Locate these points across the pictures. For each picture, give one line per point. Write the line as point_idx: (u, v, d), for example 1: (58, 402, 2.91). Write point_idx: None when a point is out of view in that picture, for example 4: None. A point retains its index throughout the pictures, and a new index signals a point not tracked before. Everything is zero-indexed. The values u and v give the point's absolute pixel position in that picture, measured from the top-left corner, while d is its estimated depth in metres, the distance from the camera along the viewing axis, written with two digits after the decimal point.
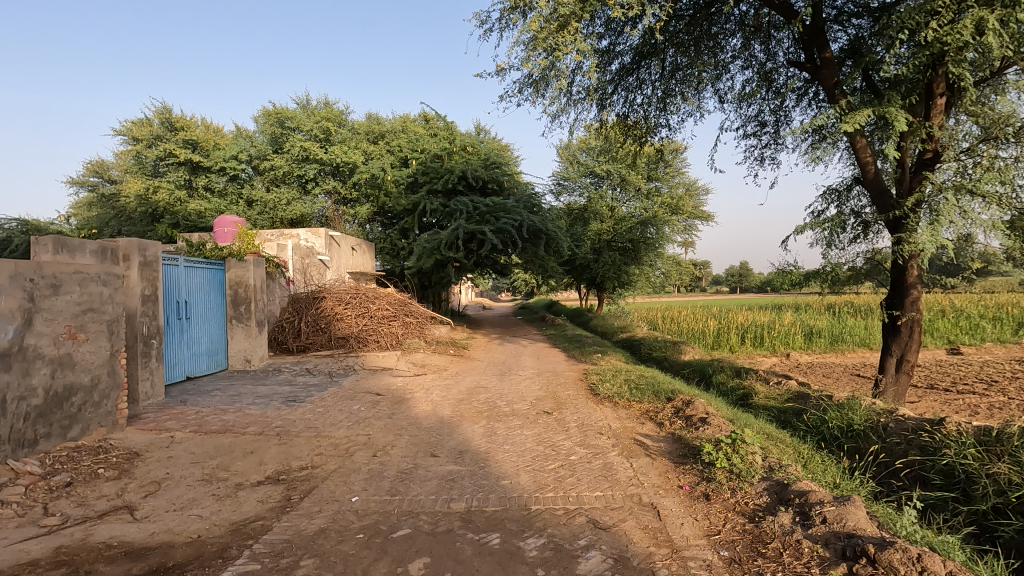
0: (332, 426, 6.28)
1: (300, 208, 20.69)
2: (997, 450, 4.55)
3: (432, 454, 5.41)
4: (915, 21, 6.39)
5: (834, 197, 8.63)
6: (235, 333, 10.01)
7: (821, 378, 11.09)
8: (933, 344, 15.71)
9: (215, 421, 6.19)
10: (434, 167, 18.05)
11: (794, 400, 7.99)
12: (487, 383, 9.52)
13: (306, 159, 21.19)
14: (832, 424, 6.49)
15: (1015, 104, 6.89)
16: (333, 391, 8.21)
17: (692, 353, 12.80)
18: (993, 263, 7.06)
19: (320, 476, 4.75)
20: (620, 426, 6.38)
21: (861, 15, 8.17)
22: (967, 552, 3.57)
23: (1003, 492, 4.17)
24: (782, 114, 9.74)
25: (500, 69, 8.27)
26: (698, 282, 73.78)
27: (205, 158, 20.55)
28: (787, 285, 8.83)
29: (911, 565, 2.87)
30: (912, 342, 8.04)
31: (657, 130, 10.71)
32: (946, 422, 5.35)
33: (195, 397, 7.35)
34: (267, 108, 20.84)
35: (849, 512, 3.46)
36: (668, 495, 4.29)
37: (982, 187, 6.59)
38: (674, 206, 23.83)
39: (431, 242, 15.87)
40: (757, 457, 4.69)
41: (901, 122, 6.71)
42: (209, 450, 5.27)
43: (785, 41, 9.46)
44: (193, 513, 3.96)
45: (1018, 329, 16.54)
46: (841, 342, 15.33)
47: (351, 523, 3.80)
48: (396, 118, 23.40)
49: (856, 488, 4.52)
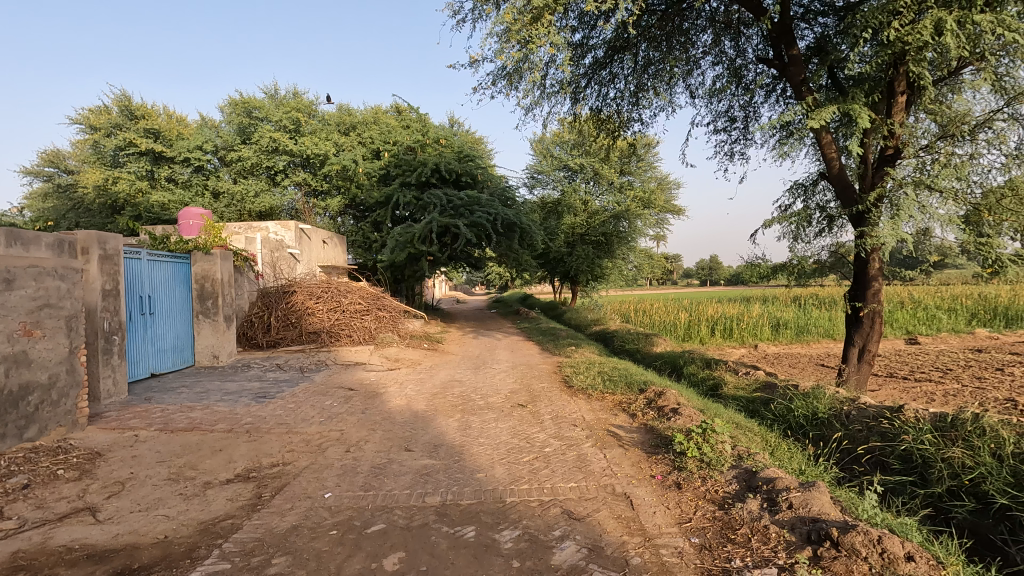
0: (305, 422, 6.18)
1: (268, 201, 20.08)
2: (952, 435, 4.73)
3: (406, 448, 5.38)
4: (878, 20, 6.54)
5: (801, 191, 8.90)
6: (201, 328, 9.73)
7: (787, 369, 11.37)
8: (892, 335, 16.41)
9: (181, 419, 6.03)
10: (407, 160, 17.68)
11: (761, 390, 8.21)
12: (462, 376, 9.50)
13: (275, 150, 20.62)
14: (798, 413, 6.69)
15: (970, 103, 7.19)
16: (304, 387, 8.06)
17: (664, 345, 13.02)
18: (949, 255, 7.36)
19: (292, 473, 4.68)
20: (594, 418, 6.44)
21: (827, 14, 8.32)
22: (924, 533, 3.73)
23: (957, 475, 4.36)
24: (751, 110, 9.92)
25: (473, 61, 8.17)
26: (668, 277, 75.00)
27: (168, 148, 20.04)
28: (755, 277, 9.01)
29: (871, 546, 2.99)
30: (873, 332, 8.30)
31: (630, 124, 10.75)
32: (904, 408, 5.53)
33: (160, 395, 7.15)
34: (234, 98, 20.28)
35: (813, 498, 3.57)
36: (640, 484, 4.37)
37: (941, 182, 6.76)
38: (646, 200, 23.82)
39: (404, 236, 15.69)
40: (726, 445, 4.80)
41: (864, 119, 6.90)
42: (175, 448, 5.13)
43: (755, 37, 9.56)
44: (159, 514, 3.86)
45: (971, 319, 17.32)
46: (807, 333, 15.83)
47: (324, 520, 3.76)
48: (368, 110, 23.09)
49: (820, 473, 4.72)
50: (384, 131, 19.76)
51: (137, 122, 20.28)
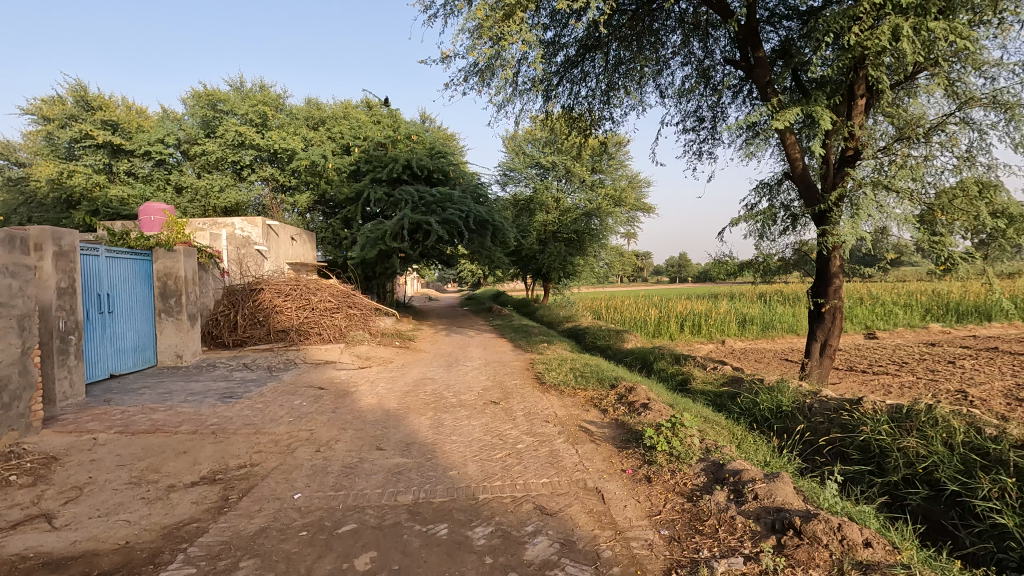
0: (273, 422, 6.06)
1: (234, 196, 19.57)
2: (907, 426, 4.93)
3: (378, 447, 5.33)
4: (839, 24, 6.75)
5: (766, 191, 9.13)
6: (164, 327, 9.45)
7: (753, 364, 11.67)
8: (852, 330, 16.99)
9: (143, 421, 5.84)
10: (378, 156, 17.44)
11: (728, 384, 8.42)
12: (434, 374, 9.45)
13: (241, 145, 20.11)
14: (763, 406, 6.87)
15: (924, 107, 7.50)
16: (272, 387, 7.90)
17: (635, 341, 13.20)
18: (905, 253, 7.64)
19: (260, 474, 4.58)
20: (567, 414, 6.49)
21: (791, 18, 8.54)
22: (881, 520, 3.88)
23: (911, 464, 4.55)
24: (718, 111, 10.11)
25: (445, 57, 8.12)
26: (639, 274, 76.07)
27: (127, 141, 19.35)
28: (722, 275, 9.21)
29: (832, 533, 3.10)
30: (834, 328, 8.58)
31: (601, 123, 10.84)
32: (862, 400, 5.74)
33: (121, 396, 6.92)
34: (197, 90, 19.67)
35: (777, 489, 3.69)
36: (612, 479, 4.43)
37: (897, 182, 7.02)
38: (617, 198, 24.09)
39: (375, 233, 15.53)
40: (694, 439, 4.91)
41: (826, 121, 7.11)
42: (137, 451, 4.98)
43: (722, 39, 9.74)
44: (119, 519, 3.74)
45: (926, 314, 18.06)
46: (772, 328, 16.26)
47: (293, 521, 3.70)
48: (337, 104, 22.75)
49: (784, 465, 4.86)
50: (354, 126, 19.43)
51: (94, 113, 19.49)
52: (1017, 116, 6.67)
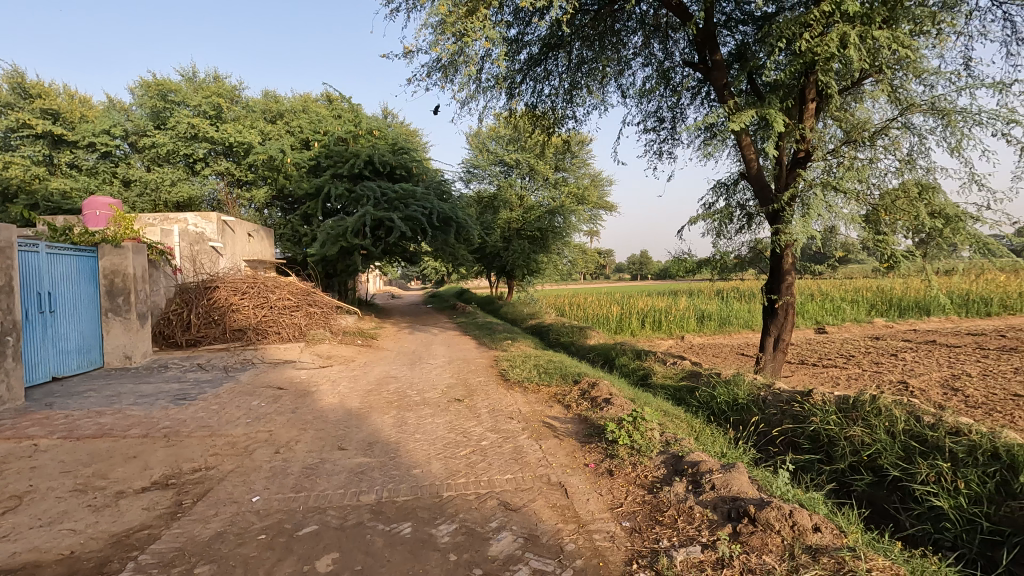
0: (229, 424, 5.89)
1: (187, 190, 18.85)
2: (853, 415, 5.17)
3: (339, 447, 5.25)
4: (791, 31, 7.01)
5: (723, 190, 9.39)
6: (111, 327, 9.05)
7: (711, 358, 12.03)
8: (803, 325, 17.70)
9: (89, 425, 5.57)
10: (339, 151, 17.09)
11: (687, 378, 8.65)
12: (397, 372, 9.37)
13: (194, 137, 19.38)
14: (720, 399, 7.09)
15: (870, 112, 7.86)
16: (229, 387, 7.67)
17: (597, 337, 13.39)
18: (852, 251, 8.00)
19: (216, 478, 4.45)
20: (530, 410, 6.53)
21: (746, 23, 8.80)
22: (829, 506, 4.07)
23: (857, 452, 4.78)
24: (678, 111, 10.34)
25: (407, 51, 8.05)
26: (601, 271, 77.13)
27: (69, 132, 18.38)
28: (682, 272, 9.44)
29: (784, 520, 3.23)
30: (786, 323, 8.92)
31: (564, 122, 10.92)
32: (813, 392, 5.99)
33: (64, 400, 6.58)
34: (146, 79, 18.81)
35: (733, 478, 3.82)
36: (574, 473, 4.49)
37: (844, 184, 7.34)
38: (579, 196, 24.36)
39: (336, 229, 15.30)
40: (655, 432, 5.02)
41: (779, 123, 7.36)
42: (83, 457, 4.75)
43: (681, 41, 9.93)
44: (63, 528, 3.56)
45: (871, 310, 18.96)
46: (729, 324, 16.76)
47: (251, 524, 3.61)
48: (296, 98, 22.29)
49: (739, 455, 5.03)
50: (314, 120, 18.97)
51: (32, 101, 18.41)
52: (953, 122, 7.07)
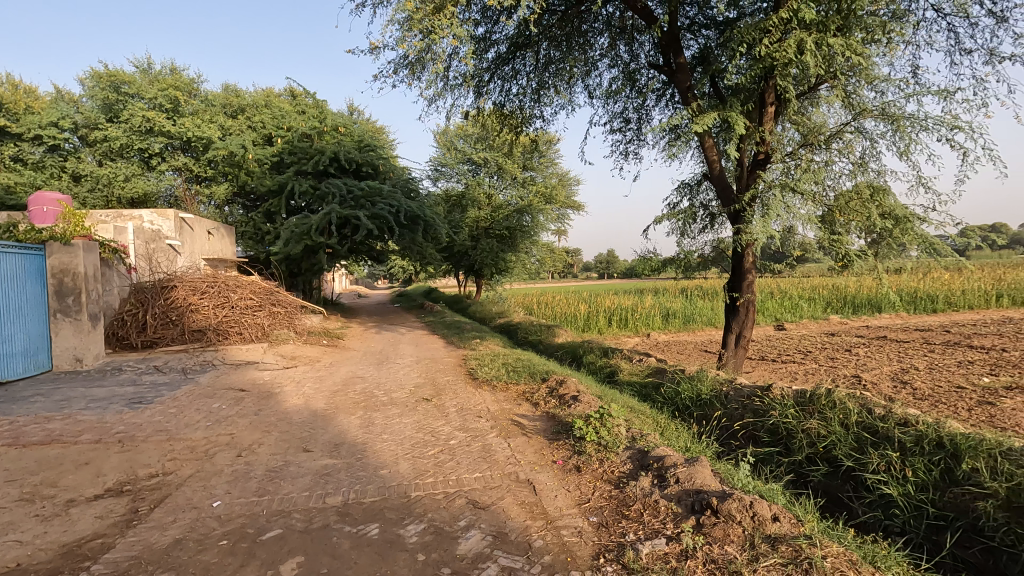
0: (188, 428, 5.70)
1: (142, 186, 18.15)
2: (810, 409, 5.36)
3: (304, 449, 5.15)
4: (751, 36, 7.22)
5: (687, 190, 9.60)
6: (60, 329, 8.63)
7: (675, 355, 12.28)
8: (763, 322, 18.25)
9: (36, 432, 5.31)
10: (303, 147, 16.73)
11: (653, 374, 8.81)
12: (364, 372, 9.24)
13: (149, 131, 18.68)
14: (685, 396, 7.25)
15: (825, 116, 8.15)
16: (187, 390, 7.42)
17: (565, 336, 13.51)
18: (809, 251, 8.29)
19: (174, 484, 4.30)
20: (499, 409, 6.54)
21: (709, 27, 9.01)
22: (788, 496, 4.21)
23: (813, 444, 4.95)
24: (643, 113, 10.51)
25: (373, 47, 7.95)
26: (569, 270, 77.82)
27: (13, 123, 17.47)
28: (647, 270, 9.60)
29: (745, 510, 3.33)
30: (747, 320, 9.18)
31: (532, 121, 10.97)
32: (772, 387, 6.18)
33: (8, 405, 6.26)
34: (97, 70, 18.02)
35: (697, 472, 3.91)
36: (542, 470, 4.52)
37: (802, 185, 7.60)
38: (548, 195, 24.46)
39: (300, 227, 14.97)
40: (621, 428, 5.10)
41: (740, 126, 7.57)
42: (29, 464, 4.53)
43: (647, 44, 10.09)
44: (8, 540, 3.39)
45: (827, 307, 19.68)
46: (693, 322, 17.13)
47: (212, 530, 3.51)
48: (258, 92, 21.77)
49: (703, 449, 5.16)
50: (277, 115, 18.53)
51: None
52: (901, 127, 7.41)
